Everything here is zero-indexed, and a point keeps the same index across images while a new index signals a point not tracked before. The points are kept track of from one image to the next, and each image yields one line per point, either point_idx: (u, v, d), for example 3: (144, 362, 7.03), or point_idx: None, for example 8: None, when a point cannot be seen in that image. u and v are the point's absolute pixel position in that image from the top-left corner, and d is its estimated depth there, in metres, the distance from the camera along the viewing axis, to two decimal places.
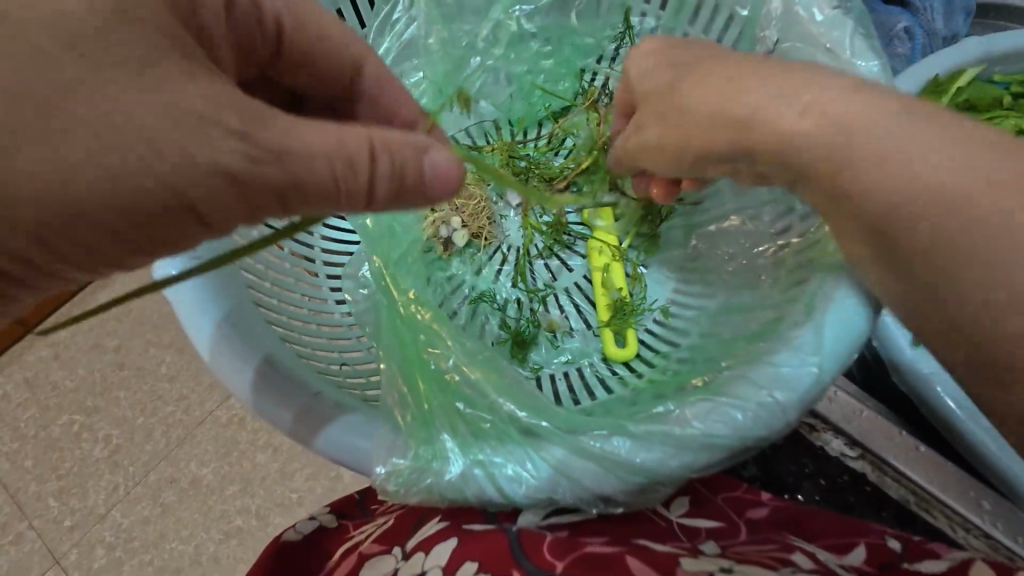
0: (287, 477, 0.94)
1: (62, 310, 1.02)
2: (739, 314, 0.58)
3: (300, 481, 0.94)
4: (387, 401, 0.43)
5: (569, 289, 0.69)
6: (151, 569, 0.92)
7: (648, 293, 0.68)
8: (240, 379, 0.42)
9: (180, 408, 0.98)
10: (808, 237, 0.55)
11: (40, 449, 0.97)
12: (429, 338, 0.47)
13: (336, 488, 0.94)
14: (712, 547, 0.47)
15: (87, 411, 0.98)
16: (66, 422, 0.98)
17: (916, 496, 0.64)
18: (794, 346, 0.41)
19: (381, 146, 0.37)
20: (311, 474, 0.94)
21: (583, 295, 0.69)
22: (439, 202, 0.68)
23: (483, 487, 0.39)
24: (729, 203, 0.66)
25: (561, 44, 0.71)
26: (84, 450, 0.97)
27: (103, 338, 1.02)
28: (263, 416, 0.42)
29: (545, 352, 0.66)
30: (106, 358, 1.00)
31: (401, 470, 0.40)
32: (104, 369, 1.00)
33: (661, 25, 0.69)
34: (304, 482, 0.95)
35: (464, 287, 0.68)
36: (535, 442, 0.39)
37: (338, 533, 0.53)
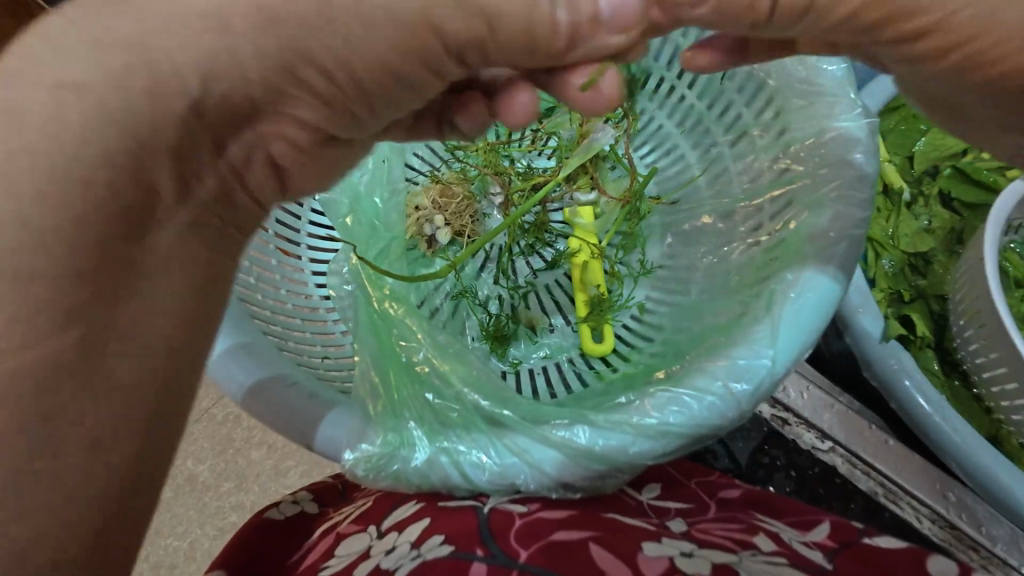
0: (282, 475, 0.96)
1: None
2: (710, 309, 0.59)
3: (294, 478, 0.96)
4: (358, 391, 0.44)
5: (548, 286, 0.71)
6: (146, 565, 0.93)
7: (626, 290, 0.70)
8: (225, 377, 0.42)
9: None
10: (777, 235, 0.56)
11: None
12: (403, 331, 0.50)
13: None
14: (679, 523, 0.48)
15: None
16: None
17: (884, 488, 0.65)
18: (753, 341, 0.43)
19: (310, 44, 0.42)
20: (305, 471, 0.96)
21: (563, 292, 0.70)
22: (420, 200, 0.69)
23: (448, 473, 0.39)
24: (703, 204, 0.68)
25: None
26: None
27: None
28: (245, 409, 0.42)
29: (523, 348, 0.67)
30: None
31: (369, 457, 0.40)
32: None
33: None
34: (298, 479, 0.96)
35: (446, 284, 0.70)
36: (496, 430, 0.41)
37: (320, 518, 0.55)
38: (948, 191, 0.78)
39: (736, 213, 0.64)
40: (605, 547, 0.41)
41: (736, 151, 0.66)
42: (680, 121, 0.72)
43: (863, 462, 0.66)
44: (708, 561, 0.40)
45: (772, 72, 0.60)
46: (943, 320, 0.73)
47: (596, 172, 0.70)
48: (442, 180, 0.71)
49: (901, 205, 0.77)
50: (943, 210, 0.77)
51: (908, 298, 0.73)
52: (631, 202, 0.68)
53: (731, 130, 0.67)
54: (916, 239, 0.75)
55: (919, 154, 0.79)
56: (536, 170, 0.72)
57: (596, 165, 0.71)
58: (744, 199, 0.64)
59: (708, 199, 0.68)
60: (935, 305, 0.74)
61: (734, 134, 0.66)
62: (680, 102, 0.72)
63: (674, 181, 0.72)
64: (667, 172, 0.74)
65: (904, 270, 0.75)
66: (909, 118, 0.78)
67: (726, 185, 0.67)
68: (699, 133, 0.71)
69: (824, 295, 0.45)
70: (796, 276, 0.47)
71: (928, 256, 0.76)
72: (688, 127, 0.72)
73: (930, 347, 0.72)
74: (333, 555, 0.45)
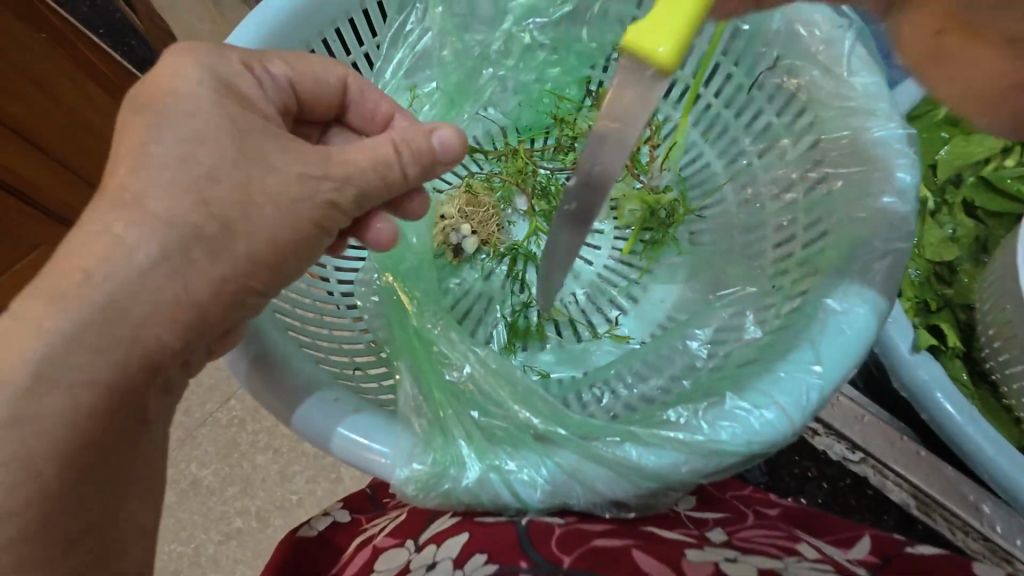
0: (288, 479, 0.95)
1: None
2: (744, 316, 0.59)
3: (300, 483, 0.95)
4: (402, 407, 0.43)
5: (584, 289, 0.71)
6: None
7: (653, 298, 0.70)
8: (280, 407, 0.42)
9: (179, 410, 1.00)
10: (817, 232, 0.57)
11: None
12: (443, 352, 0.47)
13: (336, 490, 0.95)
14: (719, 534, 0.47)
15: None
16: None
17: (917, 499, 0.66)
18: (795, 354, 0.43)
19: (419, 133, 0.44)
20: (311, 475, 0.95)
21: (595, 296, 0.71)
22: (447, 209, 0.71)
23: (499, 490, 0.39)
24: (732, 212, 0.68)
25: (567, 53, 0.73)
26: None
27: None
28: (301, 436, 0.42)
29: (557, 357, 0.67)
30: None
31: (420, 476, 0.39)
32: None
33: None
34: (304, 483, 0.95)
35: (475, 291, 0.71)
36: (545, 447, 0.40)
37: (352, 526, 0.54)
38: (972, 200, 0.77)
39: (767, 224, 0.64)
40: (647, 552, 0.41)
41: (766, 161, 0.66)
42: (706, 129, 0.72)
43: (895, 473, 0.67)
44: (754, 567, 0.40)
45: (805, 83, 0.60)
46: (969, 328, 0.73)
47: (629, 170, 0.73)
48: (470, 188, 0.72)
49: (925, 214, 0.77)
50: (968, 219, 0.77)
51: (935, 307, 0.73)
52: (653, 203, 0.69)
53: (759, 139, 0.66)
54: (941, 248, 0.75)
55: (942, 162, 0.79)
56: (558, 179, 0.73)
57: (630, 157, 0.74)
58: (776, 212, 0.63)
59: (738, 205, 0.68)
60: (960, 314, 0.74)
61: (763, 143, 0.66)
62: (704, 109, 0.71)
63: (701, 188, 0.72)
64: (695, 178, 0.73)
65: (929, 278, 0.76)
66: (931, 127, 0.79)
67: (755, 194, 0.66)
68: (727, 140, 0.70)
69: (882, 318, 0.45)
70: (840, 302, 0.45)
71: (953, 265, 0.76)
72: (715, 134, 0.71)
73: (959, 356, 0.72)
74: (373, 570, 0.44)
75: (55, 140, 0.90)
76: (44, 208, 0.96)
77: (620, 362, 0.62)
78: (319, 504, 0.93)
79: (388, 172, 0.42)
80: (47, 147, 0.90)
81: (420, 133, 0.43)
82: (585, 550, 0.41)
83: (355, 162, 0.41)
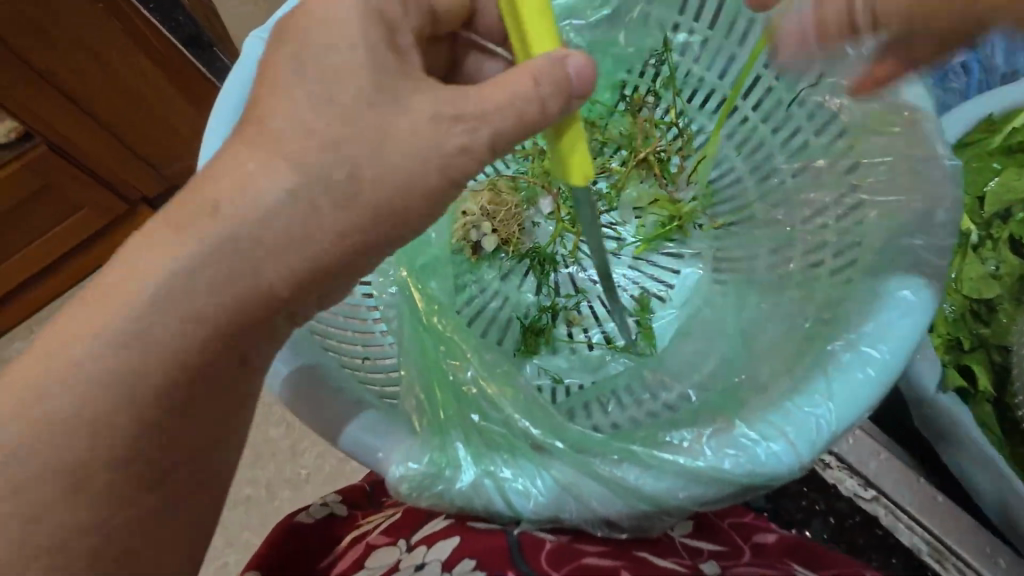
0: (298, 455, 0.97)
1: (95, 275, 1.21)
2: (761, 340, 0.57)
3: (309, 459, 0.97)
4: (405, 404, 0.43)
5: (600, 296, 0.71)
6: None
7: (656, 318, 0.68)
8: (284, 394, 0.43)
9: None
10: (844, 257, 0.55)
11: None
12: (451, 350, 0.47)
13: (344, 469, 0.97)
14: (713, 567, 0.46)
15: None
16: None
17: (932, 547, 0.62)
18: (809, 390, 0.41)
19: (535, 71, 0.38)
20: (320, 453, 0.97)
21: (612, 302, 0.70)
22: (469, 205, 0.72)
23: (491, 498, 0.38)
24: (758, 230, 0.68)
25: (604, 57, 0.74)
26: None
27: None
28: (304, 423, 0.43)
29: (567, 362, 0.66)
30: None
31: (414, 476, 0.39)
32: None
33: (707, 43, 0.71)
34: (313, 460, 0.97)
35: (491, 289, 0.71)
36: (541, 458, 0.39)
37: (348, 521, 0.55)
38: (1020, 237, 0.72)
39: (797, 244, 0.62)
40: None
41: (799, 182, 0.64)
42: (740, 143, 0.71)
43: (909, 516, 0.64)
44: None
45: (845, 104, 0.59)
46: (1004, 371, 0.69)
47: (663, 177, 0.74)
48: (496, 187, 0.73)
49: (966, 247, 0.74)
50: (1013, 256, 0.72)
51: (968, 346, 0.71)
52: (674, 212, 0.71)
53: (795, 158, 0.65)
54: (980, 284, 0.71)
55: (990, 194, 0.74)
56: (586, 184, 0.74)
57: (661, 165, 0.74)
58: (807, 232, 0.61)
59: (767, 223, 0.67)
60: (996, 355, 0.70)
61: (798, 163, 0.64)
62: (740, 122, 0.71)
63: (729, 204, 0.71)
64: (724, 194, 0.72)
65: (963, 315, 0.73)
66: (983, 155, 0.73)
67: (784, 214, 0.65)
68: (760, 155, 0.69)
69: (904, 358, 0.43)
70: (861, 338, 0.43)
71: (993, 303, 0.72)
72: (749, 149, 0.70)
73: (989, 401, 0.69)
74: (364, 566, 0.45)
75: (105, 112, 0.97)
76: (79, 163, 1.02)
77: (630, 377, 0.63)
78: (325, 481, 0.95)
79: (528, 108, 0.38)
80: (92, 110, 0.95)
81: (555, 62, 0.38)
82: (574, 566, 0.40)
83: (482, 105, 0.38)
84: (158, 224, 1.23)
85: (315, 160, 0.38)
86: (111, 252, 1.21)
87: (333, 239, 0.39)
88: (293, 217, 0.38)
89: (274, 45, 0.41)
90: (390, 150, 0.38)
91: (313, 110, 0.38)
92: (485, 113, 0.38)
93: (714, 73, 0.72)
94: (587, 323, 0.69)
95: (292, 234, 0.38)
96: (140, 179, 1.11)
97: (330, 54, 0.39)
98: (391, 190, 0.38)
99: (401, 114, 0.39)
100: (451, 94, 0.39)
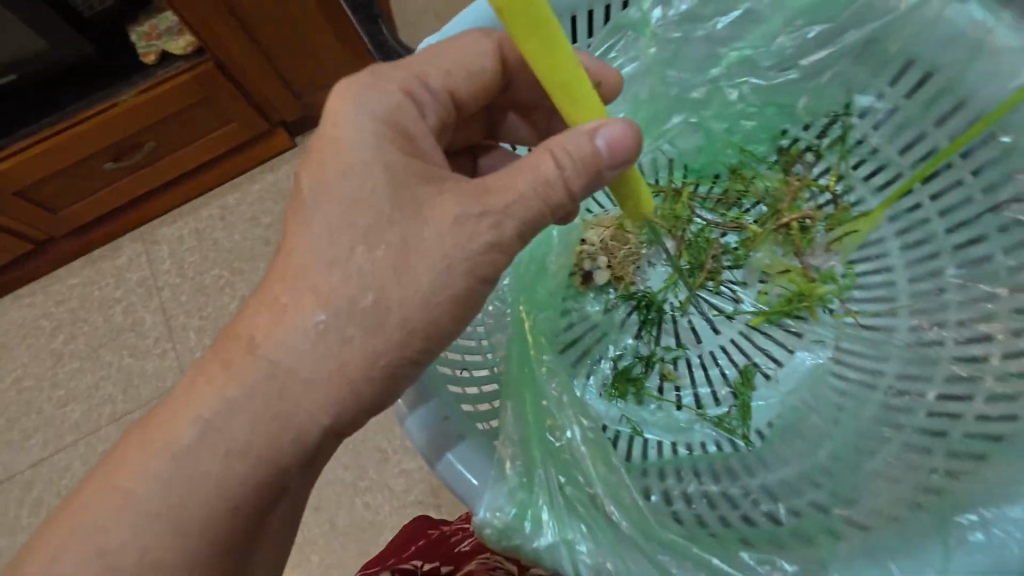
0: None
1: (229, 184, 1.38)
2: (871, 471, 0.54)
3: None
4: (498, 449, 0.45)
5: (704, 357, 0.68)
6: None
7: (758, 396, 0.64)
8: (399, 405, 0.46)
9: None
10: (996, 410, 0.51)
11: (193, 289, 1.32)
12: (551, 403, 0.48)
13: None
14: None
15: (233, 271, 1.32)
16: (215, 274, 1.32)
17: None
18: (920, 560, 0.40)
19: (556, 148, 0.41)
20: None
21: (715, 366, 0.67)
22: (590, 235, 0.71)
23: (561, 562, 0.41)
24: (903, 334, 0.61)
25: (766, 106, 0.66)
26: (224, 301, 1.30)
27: (258, 213, 1.35)
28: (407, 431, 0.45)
29: (650, 415, 0.65)
30: (258, 232, 1.34)
31: (497, 524, 0.41)
32: (253, 242, 1.33)
33: (899, 112, 0.63)
34: None
35: (592, 321, 0.71)
36: (618, 543, 0.41)
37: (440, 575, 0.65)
38: None
39: (941, 365, 0.57)
40: None
41: (965, 300, 0.58)
42: (903, 233, 0.64)
43: None
44: None
45: None
46: None
47: (802, 245, 0.65)
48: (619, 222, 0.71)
49: None
50: None
51: None
52: (805, 291, 0.64)
53: (965, 270, 0.59)
54: None
55: None
56: (712, 233, 0.67)
57: (806, 232, 0.65)
58: (957, 358, 0.57)
59: (912, 330, 0.61)
60: None
61: (966, 276, 0.59)
62: (911, 211, 0.63)
63: (873, 294, 0.64)
64: (869, 282, 0.65)
65: None
66: None
67: (936, 328, 0.59)
68: (923, 253, 0.62)
69: None
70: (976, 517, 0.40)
71: None
72: (911, 243, 0.63)
73: None
74: None
75: (266, 33, 1.10)
76: (244, 87, 1.20)
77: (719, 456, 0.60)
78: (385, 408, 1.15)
79: (551, 193, 0.41)
80: (259, 40, 1.11)
81: (583, 135, 0.41)
82: None
83: (499, 201, 0.41)
84: (289, 148, 1.38)
85: (359, 270, 0.41)
86: (245, 166, 1.36)
87: (384, 346, 0.41)
88: (349, 329, 0.40)
89: (305, 160, 0.45)
90: (414, 259, 0.41)
91: (358, 219, 0.42)
92: (505, 210, 0.41)
93: (897, 147, 0.64)
94: (682, 385, 0.67)
95: (341, 351, 0.40)
96: (286, 109, 1.28)
97: (378, 93, 0.46)
98: (408, 303, 0.41)
99: (425, 224, 0.41)
100: (476, 190, 0.41)
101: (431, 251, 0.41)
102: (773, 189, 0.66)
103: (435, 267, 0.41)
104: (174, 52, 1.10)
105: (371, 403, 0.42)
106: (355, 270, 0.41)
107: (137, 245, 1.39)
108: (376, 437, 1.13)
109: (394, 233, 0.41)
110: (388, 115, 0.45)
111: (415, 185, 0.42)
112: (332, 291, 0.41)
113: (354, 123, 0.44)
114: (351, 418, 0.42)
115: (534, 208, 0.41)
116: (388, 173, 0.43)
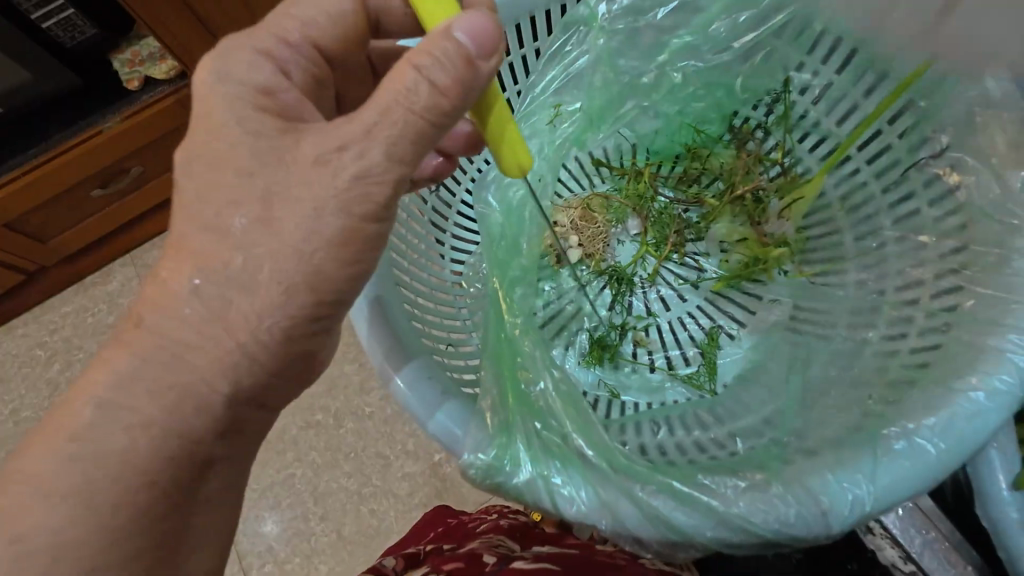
0: (366, 391, 1.18)
1: None
2: (823, 407, 0.57)
3: (374, 398, 1.17)
4: (480, 403, 0.49)
5: (671, 323, 0.73)
6: None
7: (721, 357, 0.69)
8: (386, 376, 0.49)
9: None
10: (929, 340, 0.56)
11: None
12: (526, 362, 0.53)
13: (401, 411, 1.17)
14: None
15: None
16: None
17: None
18: (852, 467, 0.43)
19: (413, 63, 0.39)
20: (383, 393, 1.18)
21: (682, 330, 0.72)
22: (562, 217, 0.75)
23: (541, 495, 0.45)
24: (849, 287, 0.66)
25: (715, 87, 0.72)
26: None
27: None
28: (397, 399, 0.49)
29: (624, 378, 0.70)
30: None
31: (483, 463, 0.46)
32: None
33: (833, 87, 0.69)
34: (377, 400, 1.18)
35: (568, 298, 0.75)
36: (588, 472, 0.46)
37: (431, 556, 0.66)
38: None
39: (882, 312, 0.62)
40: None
41: (902, 249, 0.63)
42: (843, 195, 0.69)
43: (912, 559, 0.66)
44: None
45: (968, 182, 0.58)
46: None
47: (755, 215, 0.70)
48: (587, 203, 0.75)
49: None
50: None
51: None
52: (759, 255, 0.69)
53: (901, 223, 0.64)
54: None
55: None
56: (674, 209, 0.72)
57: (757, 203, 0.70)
58: (895, 303, 0.61)
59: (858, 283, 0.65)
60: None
61: (902, 229, 0.64)
62: (849, 176, 0.68)
63: (821, 255, 0.69)
64: (817, 245, 0.70)
65: None
66: None
67: (879, 280, 0.64)
68: (863, 213, 0.68)
69: (955, 456, 0.44)
70: (902, 428, 0.45)
71: None
72: (851, 205, 0.68)
73: None
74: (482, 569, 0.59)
75: None
76: None
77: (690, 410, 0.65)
78: (385, 419, 1.15)
79: (415, 101, 0.39)
80: None
81: (441, 39, 0.39)
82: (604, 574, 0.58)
83: (358, 125, 0.40)
84: None
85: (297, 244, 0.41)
86: None
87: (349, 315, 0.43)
88: (225, 292, 0.41)
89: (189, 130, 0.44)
90: (278, 208, 0.40)
91: (227, 176, 0.42)
92: (366, 131, 0.40)
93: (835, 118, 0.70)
94: (654, 350, 0.72)
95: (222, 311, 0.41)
96: None
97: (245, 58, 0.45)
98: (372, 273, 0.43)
99: (289, 172, 0.41)
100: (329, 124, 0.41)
101: (297, 200, 0.40)
102: (726, 165, 0.72)
103: (294, 210, 0.40)
104: (158, 77, 1.13)
105: (270, 357, 0.43)
106: (234, 227, 0.41)
107: (129, 268, 1.36)
108: (377, 445, 1.14)
109: (253, 184, 0.41)
110: (251, 75, 0.44)
111: (277, 139, 0.42)
112: (210, 255, 0.41)
113: (217, 94, 0.43)
114: (256, 381, 0.44)
115: (400, 131, 0.40)
116: (286, 135, 0.43)
